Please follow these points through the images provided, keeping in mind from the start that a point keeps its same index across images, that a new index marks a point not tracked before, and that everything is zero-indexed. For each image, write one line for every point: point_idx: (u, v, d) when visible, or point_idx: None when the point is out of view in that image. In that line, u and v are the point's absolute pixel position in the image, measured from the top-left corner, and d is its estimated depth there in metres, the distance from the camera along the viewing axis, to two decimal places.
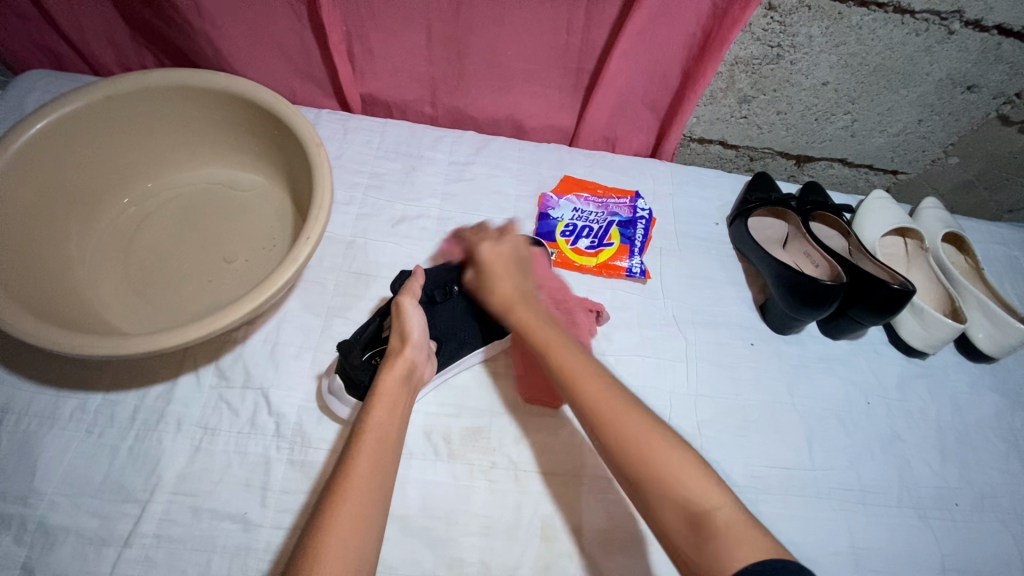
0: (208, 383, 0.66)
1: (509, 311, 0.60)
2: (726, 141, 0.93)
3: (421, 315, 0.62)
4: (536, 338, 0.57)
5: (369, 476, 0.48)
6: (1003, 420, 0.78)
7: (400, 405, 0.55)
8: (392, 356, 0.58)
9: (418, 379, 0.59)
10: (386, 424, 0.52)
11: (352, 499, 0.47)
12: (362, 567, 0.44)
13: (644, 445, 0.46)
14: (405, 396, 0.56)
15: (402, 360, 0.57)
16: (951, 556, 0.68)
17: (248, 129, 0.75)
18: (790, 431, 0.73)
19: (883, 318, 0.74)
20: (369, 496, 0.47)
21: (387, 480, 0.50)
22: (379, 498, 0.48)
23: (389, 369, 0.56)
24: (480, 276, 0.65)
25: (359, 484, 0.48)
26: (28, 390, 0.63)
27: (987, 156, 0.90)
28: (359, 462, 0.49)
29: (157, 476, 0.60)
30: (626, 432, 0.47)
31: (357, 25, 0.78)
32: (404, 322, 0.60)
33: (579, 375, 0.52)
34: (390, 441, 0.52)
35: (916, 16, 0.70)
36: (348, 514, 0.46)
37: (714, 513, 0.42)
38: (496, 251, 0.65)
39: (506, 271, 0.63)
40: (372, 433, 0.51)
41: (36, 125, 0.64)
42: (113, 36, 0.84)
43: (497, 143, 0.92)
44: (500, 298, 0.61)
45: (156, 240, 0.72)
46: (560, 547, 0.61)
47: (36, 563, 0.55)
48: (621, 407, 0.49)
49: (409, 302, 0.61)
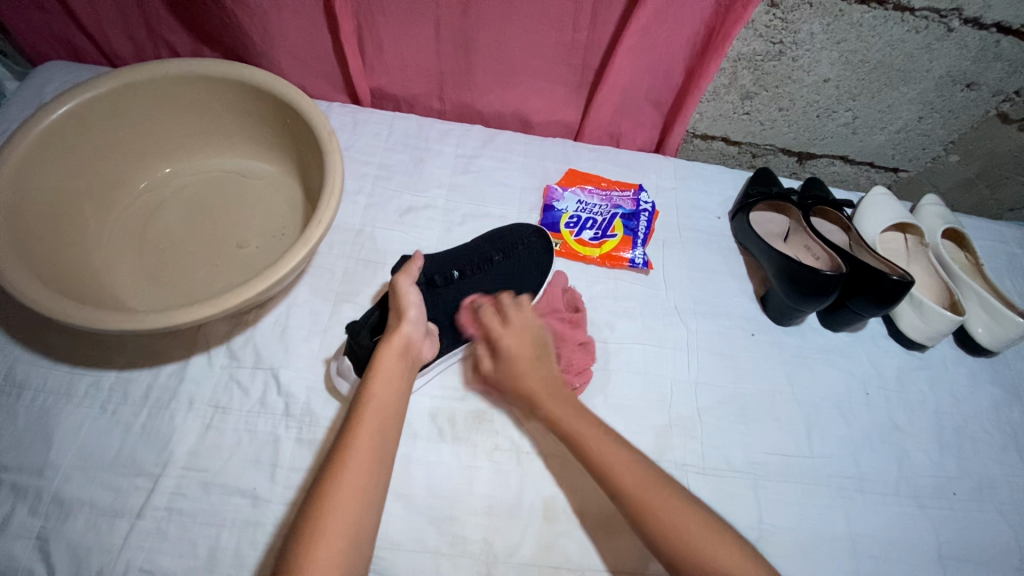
0: (220, 363, 0.68)
1: (538, 403, 0.61)
2: (729, 137, 0.94)
3: (419, 294, 0.63)
4: (570, 428, 0.58)
5: (370, 445, 0.51)
6: (1001, 413, 0.79)
7: (397, 378, 0.56)
8: (388, 333, 0.58)
9: (416, 354, 0.60)
10: (387, 395, 0.55)
11: (355, 464, 0.49)
12: (363, 527, 0.47)
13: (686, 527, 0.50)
14: (403, 369, 0.58)
15: (398, 336, 0.58)
16: (948, 543, 0.69)
17: (262, 118, 0.77)
18: (790, 419, 0.74)
19: (882, 309, 0.75)
20: (372, 460, 0.50)
21: (388, 446, 0.53)
22: (380, 464, 0.51)
23: (385, 345, 0.57)
24: (502, 366, 0.64)
25: (363, 450, 0.50)
26: (43, 367, 0.65)
27: (988, 154, 0.92)
28: (361, 431, 0.51)
29: (168, 452, 0.62)
30: (663, 512, 0.51)
31: (369, 20, 0.80)
32: (401, 298, 0.60)
33: (607, 454, 0.56)
34: (391, 411, 0.54)
35: (915, 14, 0.72)
36: (353, 476, 0.48)
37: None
38: (516, 340, 0.64)
39: (529, 362, 0.63)
40: (375, 405, 0.53)
41: (58, 109, 0.66)
42: (129, 29, 0.86)
43: (503, 137, 0.93)
44: (527, 388, 0.62)
45: (170, 225, 0.74)
46: (561, 527, 0.62)
47: (52, 533, 0.57)
48: (650, 482, 0.53)
49: (406, 281, 0.61)
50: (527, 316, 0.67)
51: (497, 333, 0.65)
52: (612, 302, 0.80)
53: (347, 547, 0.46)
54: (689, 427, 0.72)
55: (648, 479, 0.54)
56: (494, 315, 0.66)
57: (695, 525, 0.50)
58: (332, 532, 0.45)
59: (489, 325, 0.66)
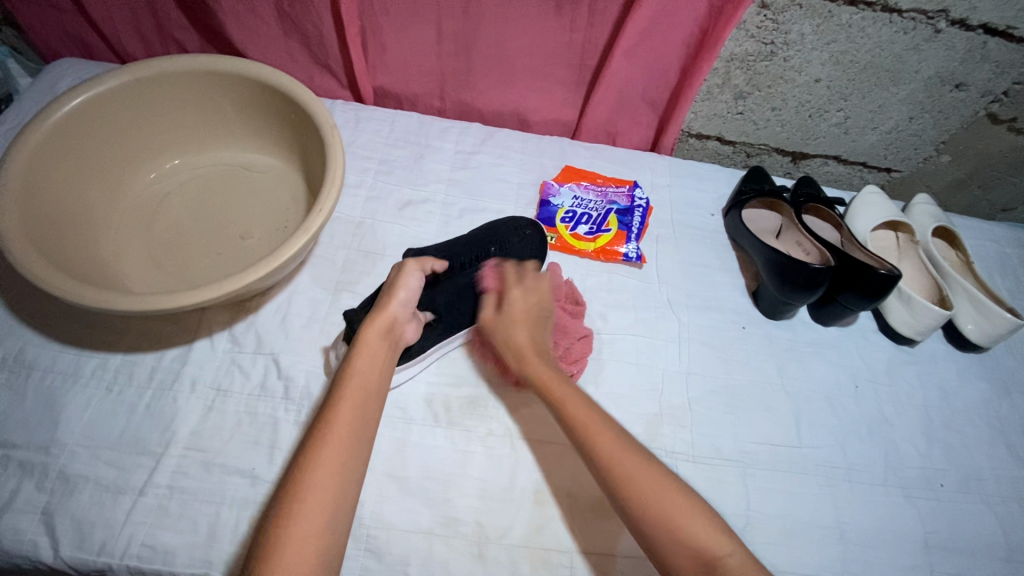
0: (222, 348, 0.70)
1: (525, 363, 0.64)
2: (724, 137, 0.96)
3: (420, 282, 0.66)
4: (550, 385, 0.61)
5: (349, 419, 0.53)
6: (990, 408, 0.80)
7: (380, 358, 0.58)
8: (375, 310, 0.61)
9: (399, 335, 0.62)
10: (368, 372, 0.56)
11: (334, 436, 0.51)
12: (344, 496, 0.49)
13: (671, 510, 0.51)
14: (383, 348, 0.59)
15: (384, 315, 0.60)
16: (934, 533, 0.70)
17: (266, 112, 0.79)
18: (778, 409, 0.76)
19: (870, 303, 0.77)
20: (351, 432, 0.52)
21: (369, 425, 0.54)
22: (360, 438, 0.52)
23: (370, 323, 0.60)
24: (503, 319, 0.67)
25: (342, 424, 0.52)
26: (52, 349, 0.67)
27: (978, 154, 0.93)
28: (342, 405, 0.53)
29: (171, 431, 0.64)
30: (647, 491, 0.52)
31: (372, 20, 0.83)
32: (399, 280, 0.64)
33: (589, 426, 0.57)
34: (372, 388, 0.56)
35: (903, 15, 0.74)
36: (333, 447, 0.50)
37: (727, 560, 0.49)
38: (525, 300, 0.68)
39: (528, 324, 0.67)
40: (356, 380, 0.55)
41: (72, 102, 0.69)
42: (141, 28, 0.89)
43: (502, 135, 0.96)
44: (519, 347, 0.65)
45: (176, 216, 0.76)
46: (552, 510, 0.64)
47: (56, 508, 0.58)
48: (631, 458, 0.54)
49: (412, 267, 0.65)
50: (542, 287, 0.70)
51: (510, 288, 0.69)
52: (606, 294, 0.82)
53: (326, 516, 0.47)
54: (680, 417, 0.73)
55: (630, 459, 0.54)
56: (513, 273, 0.71)
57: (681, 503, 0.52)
58: (310, 500, 0.47)
59: (506, 279, 0.70)
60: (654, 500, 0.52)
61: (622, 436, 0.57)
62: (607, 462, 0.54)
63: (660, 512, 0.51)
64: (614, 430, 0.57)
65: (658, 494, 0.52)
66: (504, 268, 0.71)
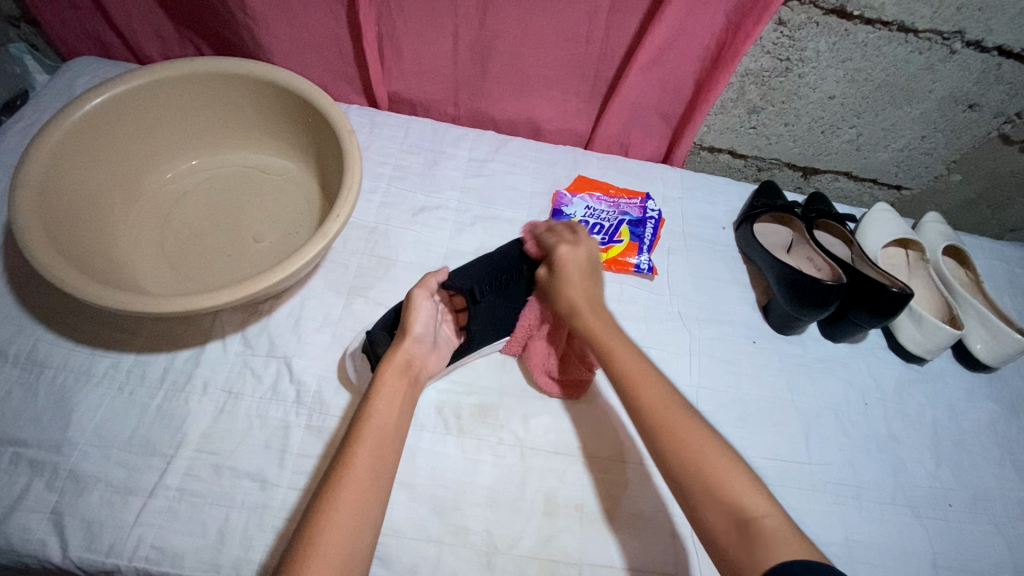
0: (234, 350, 0.70)
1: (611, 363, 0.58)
2: (735, 150, 0.97)
3: (432, 307, 0.67)
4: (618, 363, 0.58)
5: (369, 458, 0.52)
6: (998, 428, 0.80)
7: (399, 395, 0.59)
8: (393, 345, 0.62)
9: (417, 369, 0.63)
10: (387, 412, 0.56)
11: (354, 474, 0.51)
12: (360, 538, 0.49)
13: (703, 459, 0.49)
14: (403, 384, 0.60)
15: (400, 351, 0.61)
16: (942, 553, 0.69)
17: (284, 115, 0.79)
18: (787, 424, 0.76)
19: (881, 321, 0.77)
20: (369, 472, 0.52)
21: (388, 466, 0.54)
22: (381, 479, 0.52)
23: (387, 360, 0.61)
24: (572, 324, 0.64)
25: (359, 469, 0.51)
26: (66, 348, 0.67)
27: (990, 174, 0.94)
28: (364, 445, 0.53)
29: (182, 434, 0.64)
30: (686, 442, 0.51)
31: (389, 26, 0.83)
32: (412, 314, 0.64)
33: (636, 377, 0.56)
34: (390, 430, 0.56)
35: (918, 36, 0.74)
36: (352, 488, 0.50)
37: (760, 517, 0.46)
38: (574, 253, 0.66)
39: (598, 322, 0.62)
40: (373, 424, 0.55)
41: (94, 100, 0.69)
42: (160, 29, 0.89)
43: (515, 143, 0.96)
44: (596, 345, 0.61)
45: (190, 217, 0.76)
46: (562, 521, 0.64)
47: (66, 507, 0.58)
48: (674, 408, 0.53)
49: (422, 294, 0.65)
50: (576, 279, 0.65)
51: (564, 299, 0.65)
52: (617, 305, 0.82)
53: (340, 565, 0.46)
54: None
55: (670, 406, 0.53)
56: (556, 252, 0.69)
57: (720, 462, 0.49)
58: (330, 540, 0.47)
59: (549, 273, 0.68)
60: (693, 454, 0.50)
61: (671, 390, 0.55)
62: (654, 412, 0.53)
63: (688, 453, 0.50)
64: (661, 383, 0.56)
65: (698, 445, 0.50)
66: (544, 235, 0.71)
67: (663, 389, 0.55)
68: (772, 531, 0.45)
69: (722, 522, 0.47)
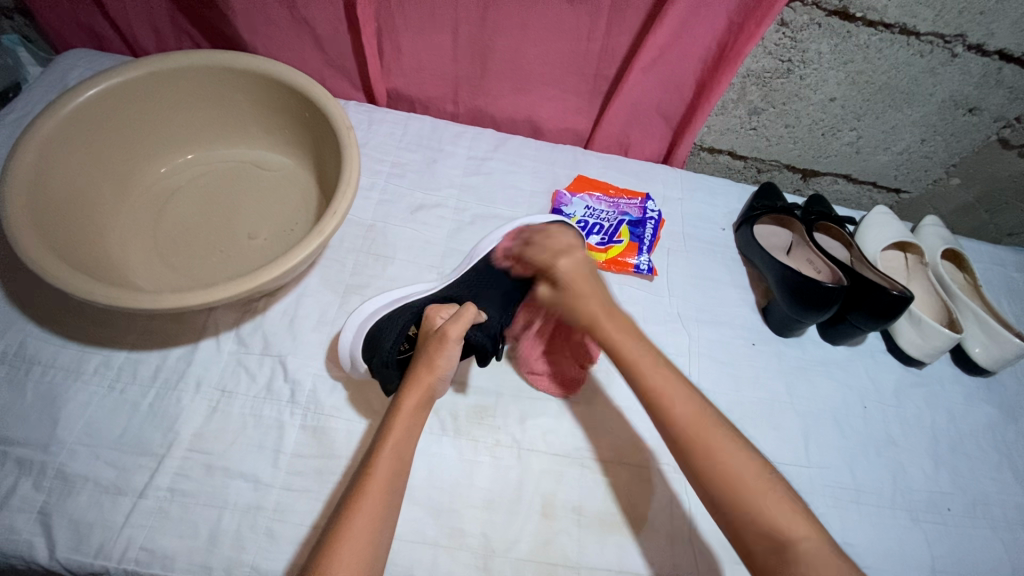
0: (228, 348, 0.69)
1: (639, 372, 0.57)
2: (735, 152, 0.96)
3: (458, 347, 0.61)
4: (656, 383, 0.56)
5: (382, 487, 0.51)
6: (996, 432, 0.80)
7: (415, 425, 0.56)
8: (417, 377, 0.58)
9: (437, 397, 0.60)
10: (406, 442, 0.55)
11: (368, 508, 0.50)
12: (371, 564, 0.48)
13: (740, 480, 0.50)
14: (421, 418, 0.57)
15: (426, 387, 0.57)
16: (941, 557, 0.69)
17: (281, 110, 0.78)
18: (787, 427, 0.75)
19: (882, 323, 0.76)
20: (382, 501, 0.51)
21: (399, 489, 0.53)
22: (390, 507, 0.51)
23: (410, 392, 0.57)
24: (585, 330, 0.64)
25: (371, 498, 0.50)
26: (55, 344, 0.66)
27: (988, 179, 0.94)
28: (377, 471, 0.52)
29: (174, 433, 0.63)
30: (731, 467, 0.50)
31: (389, 23, 0.82)
32: (441, 355, 0.59)
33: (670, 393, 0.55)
34: (405, 459, 0.54)
35: (920, 38, 0.74)
36: (364, 517, 0.49)
37: (800, 541, 0.47)
38: (574, 264, 0.67)
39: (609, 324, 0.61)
40: (388, 452, 0.53)
41: (88, 92, 0.68)
42: (154, 20, 0.88)
43: (514, 142, 0.95)
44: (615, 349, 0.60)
45: (183, 212, 0.75)
46: (560, 524, 0.63)
47: (54, 507, 0.57)
48: (708, 427, 0.52)
49: (455, 335, 0.59)
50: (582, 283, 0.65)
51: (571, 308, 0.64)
52: None
53: None
54: None
55: (708, 425, 0.53)
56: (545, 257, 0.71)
57: (755, 484, 0.49)
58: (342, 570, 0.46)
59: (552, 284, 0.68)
60: (732, 474, 0.50)
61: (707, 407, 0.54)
62: (687, 427, 0.53)
63: (732, 479, 0.50)
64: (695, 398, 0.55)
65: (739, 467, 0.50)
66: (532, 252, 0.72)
67: (694, 408, 0.54)
68: (809, 554, 0.46)
69: (759, 542, 0.48)
